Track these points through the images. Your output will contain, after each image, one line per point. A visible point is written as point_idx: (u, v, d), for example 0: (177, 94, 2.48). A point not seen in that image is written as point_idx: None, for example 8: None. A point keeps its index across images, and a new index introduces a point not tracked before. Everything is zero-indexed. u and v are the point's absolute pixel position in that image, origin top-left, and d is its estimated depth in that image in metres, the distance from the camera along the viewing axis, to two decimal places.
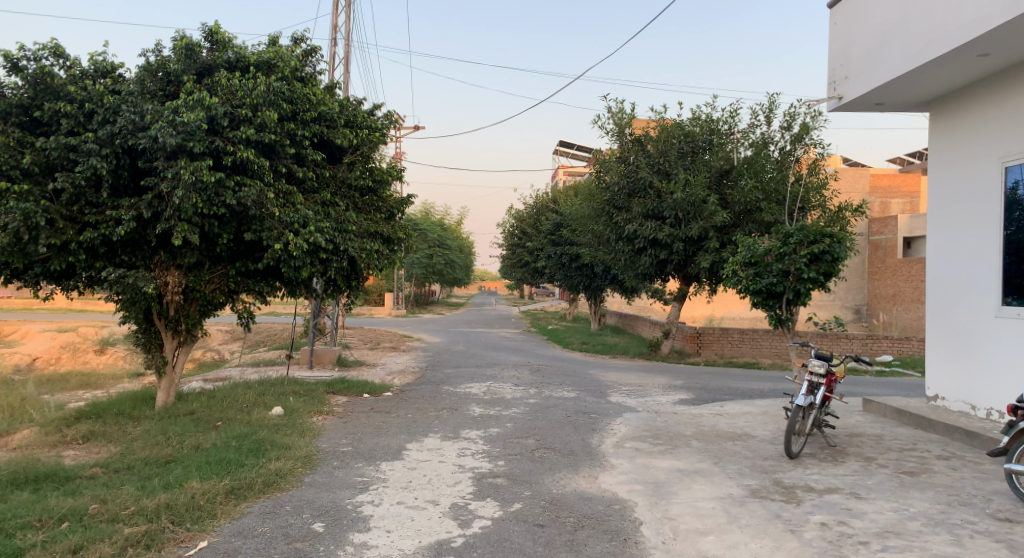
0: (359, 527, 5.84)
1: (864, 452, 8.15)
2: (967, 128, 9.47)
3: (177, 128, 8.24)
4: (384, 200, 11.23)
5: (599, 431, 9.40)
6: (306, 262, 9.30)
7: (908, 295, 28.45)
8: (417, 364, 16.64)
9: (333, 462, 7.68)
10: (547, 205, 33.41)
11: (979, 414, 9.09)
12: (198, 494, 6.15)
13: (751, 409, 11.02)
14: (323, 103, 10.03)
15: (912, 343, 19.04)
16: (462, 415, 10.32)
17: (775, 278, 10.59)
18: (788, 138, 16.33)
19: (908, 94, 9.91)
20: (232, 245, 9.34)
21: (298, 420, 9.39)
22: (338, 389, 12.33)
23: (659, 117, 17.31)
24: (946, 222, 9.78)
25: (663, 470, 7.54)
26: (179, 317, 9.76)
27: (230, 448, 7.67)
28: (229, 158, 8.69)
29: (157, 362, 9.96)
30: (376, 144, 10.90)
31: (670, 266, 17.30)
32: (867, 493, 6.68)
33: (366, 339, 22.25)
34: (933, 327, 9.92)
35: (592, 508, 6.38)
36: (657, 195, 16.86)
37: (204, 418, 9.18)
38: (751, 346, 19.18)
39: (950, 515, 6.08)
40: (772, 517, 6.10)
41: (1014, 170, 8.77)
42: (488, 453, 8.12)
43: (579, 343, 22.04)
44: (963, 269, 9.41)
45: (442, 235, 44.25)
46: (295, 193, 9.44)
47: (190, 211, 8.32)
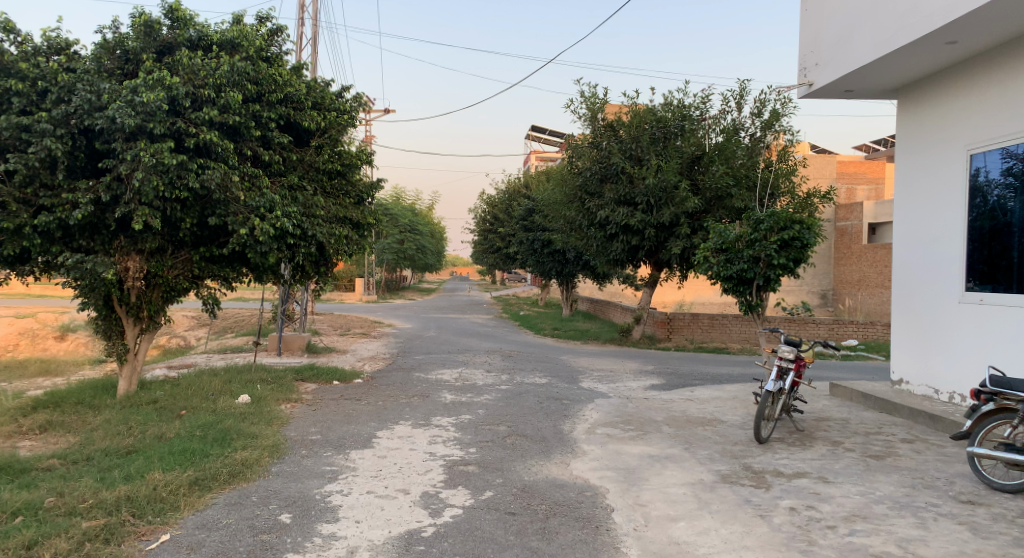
0: (328, 518, 5.73)
1: (832, 436, 8.21)
2: (934, 115, 9.53)
3: (136, 108, 7.98)
4: (353, 184, 11.08)
5: (571, 417, 9.38)
6: (273, 247, 9.13)
7: (872, 280, 28.90)
8: (387, 350, 16.49)
9: (301, 451, 7.54)
10: (520, 191, 33.29)
11: (942, 398, 9.22)
12: (160, 486, 5.99)
13: (721, 393, 11.08)
14: (290, 84, 9.81)
15: (877, 327, 19.35)
16: (432, 402, 10.24)
17: (746, 264, 10.60)
18: (758, 124, 16.55)
19: (878, 81, 9.95)
20: (196, 230, 9.11)
21: (266, 408, 9.22)
22: (307, 376, 12.15)
23: (632, 102, 17.27)
24: (913, 208, 9.87)
25: (634, 456, 7.53)
26: (141, 303, 9.52)
27: (195, 438, 7.50)
28: (192, 140, 8.45)
29: (118, 350, 9.70)
30: (344, 127, 10.71)
31: (642, 252, 17.33)
32: (835, 477, 6.72)
33: (335, 325, 22.02)
34: (899, 312, 10.02)
35: (564, 495, 6.33)
36: (630, 181, 16.85)
37: (168, 407, 8.99)
38: (720, 331, 19.33)
39: (915, 498, 6.14)
40: (743, 502, 6.10)
41: (979, 157, 8.83)
42: (459, 441, 8.04)
43: (551, 329, 22.06)
44: (929, 255, 9.49)
45: (414, 220, 43.93)
46: (260, 176, 9.24)
47: (151, 194, 8.07)
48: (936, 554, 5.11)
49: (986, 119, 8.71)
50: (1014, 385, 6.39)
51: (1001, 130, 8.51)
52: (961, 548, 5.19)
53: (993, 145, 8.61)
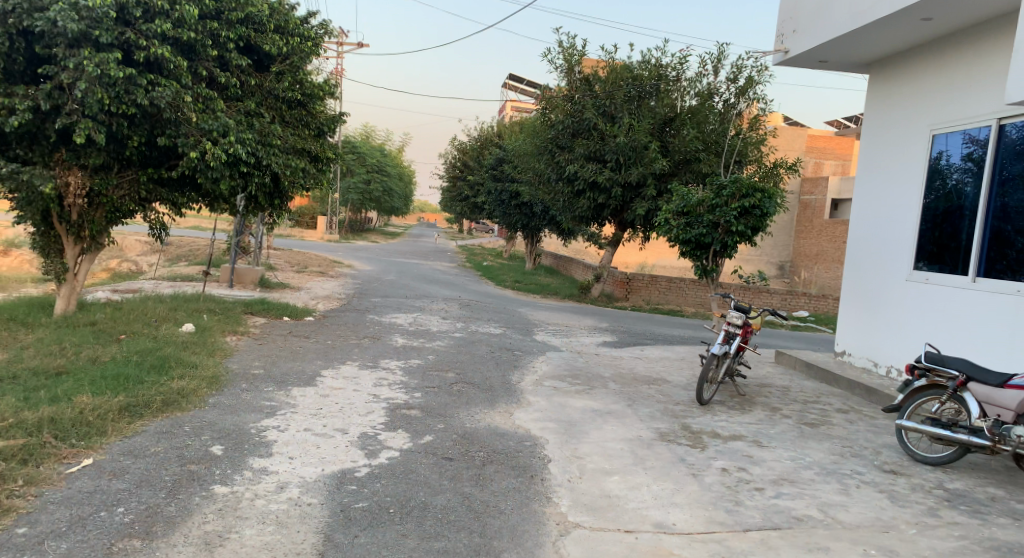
0: (261, 452, 5.65)
1: (771, 402, 8.34)
2: (903, 92, 9.52)
3: (81, 13, 7.67)
4: (314, 116, 10.78)
5: (519, 368, 9.38)
6: (224, 174, 8.88)
7: (829, 255, 29.33)
8: (343, 290, 16.31)
9: (242, 384, 7.41)
10: (491, 139, 32.90)
11: (880, 372, 9.42)
12: (88, 410, 5.84)
13: (670, 354, 11.19)
14: (252, 4, 9.36)
15: (828, 301, 19.71)
16: (383, 344, 10.15)
17: (705, 229, 10.60)
18: (733, 90, 16.08)
19: (851, 53, 9.90)
20: (143, 149, 8.82)
21: (210, 339, 9.06)
22: (256, 310, 11.95)
23: (609, 57, 16.97)
24: (872, 183, 9.94)
25: (577, 409, 7.57)
26: (82, 222, 9.24)
27: (131, 364, 7.33)
28: (141, 53, 8.11)
29: (57, 268, 9.43)
30: (307, 55, 10.33)
31: (607, 211, 17.28)
32: (769, 441, 6.83)
33: (293, 262, 21.68)
34: (848, 286, 10.17)
35: (502, 443, 6.33)
36: (601, 137, 16.69)
37: (107, 330, 8.79)
38: (677, 295, 19.51)
39: (842, 466, 6.27)
40: (677, 460, 6.17)
41: (940, 139, 8.87)
42: (404, 384, 7.99)
43: (511, 281, 22.02)
44: (883, 231, 9.59)
45: (382, 161, 43.17)
46: (215, 98, 8.93)
47: (95, 107, 7.79)
48: (856, 520, 5.23)
49: (952, 100, 8.72)
50: (947, 362, 6.51)
51: (965, 112, 8.53)
52: (879, 515, 5.31)
53: (955, 127, 8.64)
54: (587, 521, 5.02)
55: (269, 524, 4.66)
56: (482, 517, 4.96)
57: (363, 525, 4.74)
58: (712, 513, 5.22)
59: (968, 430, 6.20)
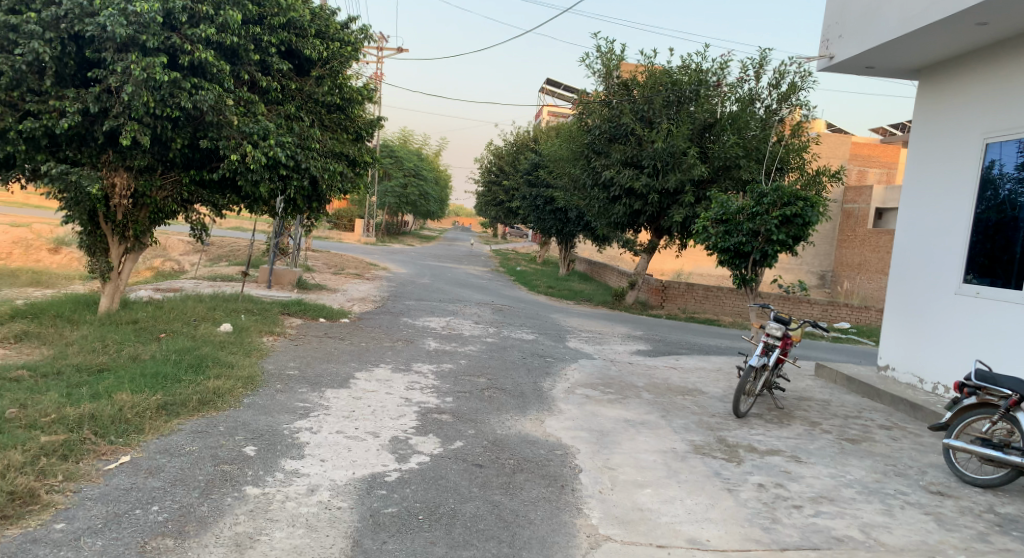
0: (293, 454, 5.67)
1: (810, 417, 8.15)
2: (952, 100, 9.29)
3: (129, 18, 7.83)
4: (353, 120, 10.89)
5: (552, 375, 9.31)
6: (264, 176, 9.00)
7: (872, 265, 28.71)
8: (378, 293, 16.42)
9: (276, 385, 7.47)
10: (527, 144, 32.93)
11: (925, 388, 9.16)
12: (126, 407, 5.93)
13: (706, 364, 11.03)
14: (293, 9, 9.51)
15: (871, 312, 19.29)
16: (416, 348, 10.17)
17: (744, 238, 10.43)
18: (775, 96, 16.07)
19: (899, 60, 9.68)
20: (187, 152, 8.98)
21: (246, 339, 9.16)
22: (293, 311, 12.07)
23: (648, 61, 16.85)
24: (919, 194, 9.70)
25: (610, 419, 7.48)
26: (127, 222, 9.38)
27: (169, 362, 7.44)
28: (186, 57, 8.26)
29: (102, 267, 9.59)
30: (347, 59, 10.44)
31: (643, 218, 17.14)
32: (807, 457, 6.67)
33: (330, 264, 21.92)
34: (893, 298, 9.92)
35: (534, 451, 6.27)
36: (638, 143, 16.57)
37: (148, 328, 8.96)
38: (713, 303, 19.25)
39: (884, 485, 6.09)
40: (712, 474, 6.05)
41: (994, 148, 8.62)
42: (437, 389, 7.98)
43: (546, 286, 21.95)
44: (931, 243, 9.33)
45: (419, 164, 43.41)
46: (257, 102, 9.07)
47: (142, 110, 7.96)
48: (898, 542, 5.07)
49: (1007, 108, 8.47)
50: (999, 380, 6.29)
51: (1020, 121, 8.28)
52: (923, 538, 5.14)
53: (1010, 136, 8.40)
54: (618, 535, 4.93)
55: (299, 527, 4.68)
56: (512, 527, 4.91)
57: (392, 531, 4.72)
58: (747, 530, 5.10)
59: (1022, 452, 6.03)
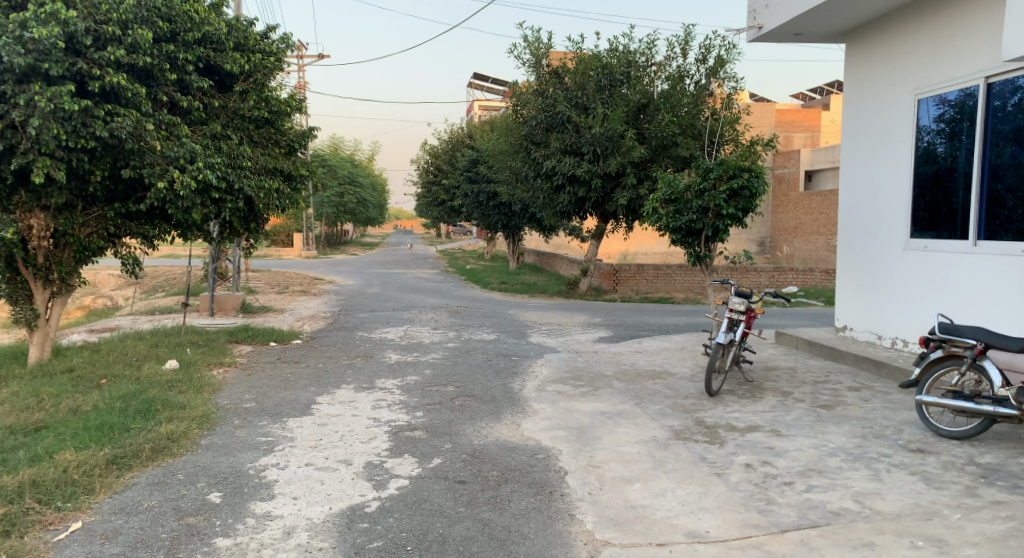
0: (262, 495, 5.32)
1: (781, 387, 8.11)
2: (882, 58, 9.36)
3: (27, 45, 7.35)
4: (283, 134, 10.50)
5: (520, 374, 9.10)
6: (196, 202, 8.52)
7: (808, 227, 29.29)
8: (328, 308, 15.94)
9: (234, 420, 7.06)
10: (464, 141, 32.63)
11: (885, 344, 9.24)
12: (72, 467, 5.50)
13: (669, 345, 10.96)
14: (207, 23, 9.06)
15: (816, 274, 19.62)
16: (376, 363, 9.82)
17: (695, 215, 10.35)
18: (704, 71, 16.30)
19: (826, 24, 9.74)
20: (108, 183, 8.51)
21: (195, 375, 8.68)
22: (241, 338, 11.55)
23: (576, 48, 16.74)
24: (858, 154, 9.77)
25: (585, 414, 7.30)
26: (50, 264, 8.86)
27: (115, 411, 6.97)
28: (95, 83, 7.79)
29: (27, 315, 9.01)
30: (271, 70, 10.02)
31: (588, 204, 17.02)
32: (788, 429, 6.59)
33: (273, 283, 21.26)
34: (845, 259, 9.98)
35: (515, 459, 6.05)
36: (576, 130, 16.45)
37: (87, 376, 8.42)
38: (665, 282, 19.33)
39: (867, 449, 6.04)
40: (697, 460, 5.93)
41: (926, 103, 8.70)
42: (404, 404, 7.67)
43: (497, 283, 21.69)
44: (876, 202, 9.40)
45: (353, 172, 42.63)
46: (179, 124, 8.58)
47: (52, 143, 7.48)
48: (893, 508, 5.00)
49: (935, 62, 8.55)
50: (963, 332, 6.32)
51: (947, 73, 8.38)
52: (916, 500, 5.10)
53: (939, 89, 8.48)
54: (616, 538, 4.75)
55: None
56: (506, 545, 4.67)
57: None
58: (745, 515, 4.97)
59: (993, 401, 6.01)
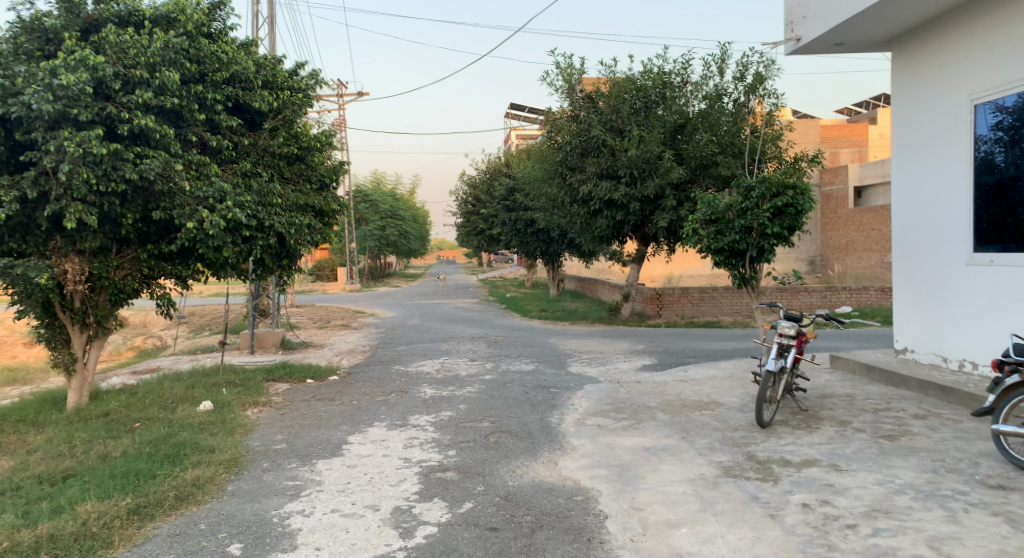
0: (284, 546, 5.07)
1: (839, 416, 7.58)
2: (931, 64, 8.89)
3: (56, 93, 7.33)
4: (315, 169, 10.43)
5: (559, 407, 8.71)
6: (227, 241, 8.40)
7: (859, 244, 28.31)
8: (366, 342, 15.79)
9: (262, 463, 6.84)
10: (501, 170, 32.59)
11: (951, 367, 8.62)
12: (91, 519, 5.33)
13: (717, 373, 10.43)
14: (236, 62, 9.06)
15: (871, 293, 18.81)
16: (411, 398, 9.55)
17: (738, 235, 9.90)
18: (742, 88, 15.87)
19: (869, 32, 9.30)
20: (140, 226, 8.47)
21: (228, 416, 8.51)
22: (278, 375, 11.40)
23: (610, 71, 16.51)
24: (910, 166, 9.24)
25: (627, 450, 6.89)
26: (86, 308, 8.83)
27: (144, 456, 6.81)
28: (124, 126, 7.75)
29: (65, 360, 8.97)
30: (300, 106, 9.99)
31: (627, 227, 16.64)
32: (848, 464, 6.08)
33: (315, 318, 21.31)
34: (902, 277, 9.41)
35: (551, 502, 5.68)
36: (611, 153, 16.15)
37: (122, 420, 8.33)
38: (711, 305, 18.76)
39: (940, 485, 5.52)
40: (749, 499, 5.48)
41: (983, 108, 8.19)
42: (437, 442, 7.36)
43: (538, 310, 21.33)
44: (933, 215, 8.84)
45: (395, 205, 42.90)
46: (209, 163, 8.53)
47: (83, 188, 7.45)
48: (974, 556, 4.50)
49: (990, 65, 8.07)
50: None
51: (1005, 76, 7.88)
52: (1001, 547, 4.58)
53: (997, 93, 7.99)
54: None
55: None
56: None
57: None
58: None
59: None
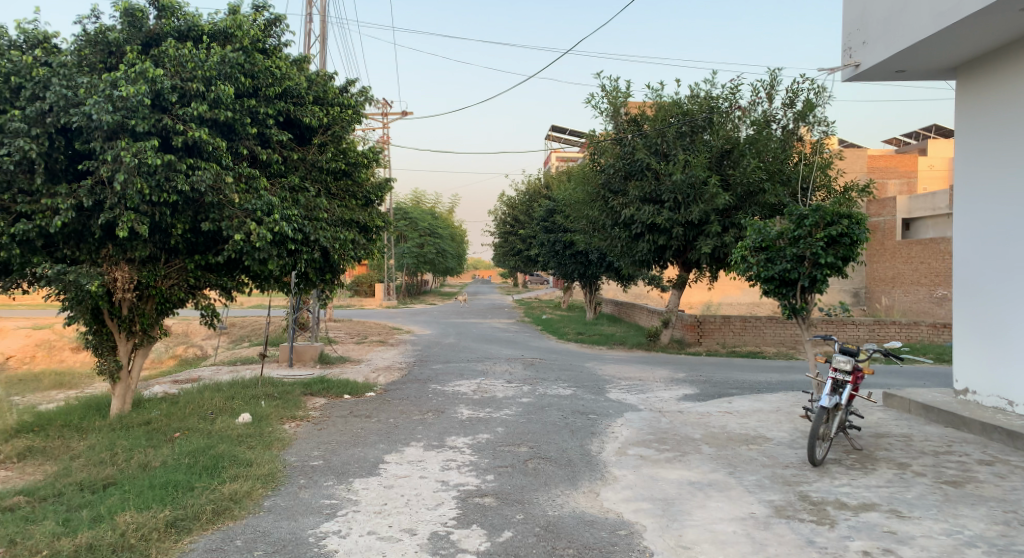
0: None
1: (896, 457, 7.25)
2: (998, 95, 8.61)
3: (116, 104, 7.42)
4: (361, 185, 10.44)
5: (599, 435, 8.50)
6: (272, 253, 8.38)
7: (906, 277, 27.55)
8: (403, 359, 15.72)
9: (299, 480, 6.75)
10: (541, 191, 32.57)
11: (1017, 411, 8.23)
12: (129, 530, 5.28)
13: (763, 405, 10.12)
14: (289, 78, 9.13)
15: (921, 328, 18.25)
16: (448, 418, 9.41)
17: (790, 264, 9.63)
18: (791, 115, 15.61)
19: (933, 59, 9.03)
20: (189, 236, 8.50)
21: (267, 429, 8.46)
22: (316, 390, 11.37)
23: (656, 95, 16.37)
24: (974, 199, 8.92)
25: (672, 483, 6.66)
26: (133, 316, 8.86)
27: (182, 467, 6.77)
28: (179, 138, 7.80)
29: (111, 367, 9.02)
30: (349, 123, 10.01)
31: (669, 252, 16.39)
32: (910, 510, 5.79)
33: (352, 333, 21.34)
34: (963, 314, 9.05)
35: (594, 535, 5.48)
36: (655, 177, 15.96)
37: (162, 429, 8.33)
38: (753, 334, 18.37)
39: (1013, 540, 5.21)
40: (804, 543, 5.23)
41: None
42: (475, 466, 7.20)
43: (574, 333, 21.09)
44: (999, 250, 8.50)
45: (434, 223, 43.06)
46: (258, 176, 8.57)
47: (136, 198, 7.49)
48: None
49: None
50: None
51: None
52: None
53: None
54: None
55: None
56: None
57: None
58: None
59: None
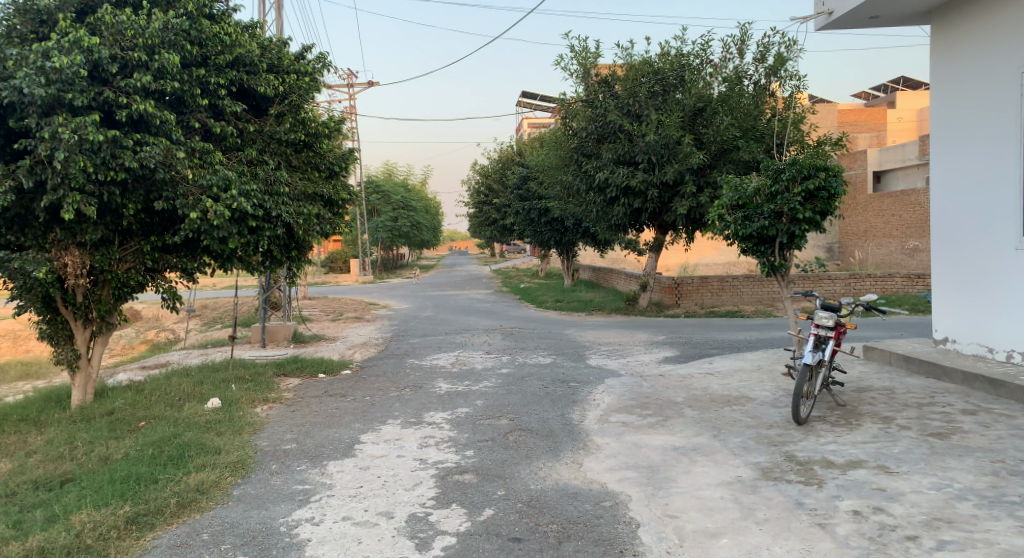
0: None
1: (881, 412, 7.12)
2: (976, 37, 8.35)
3: (49, 76, 6.96)
4: (323, 157, 10.02)
5: (580, 403, 8.30)
6: (232, 231, 8.03)
7: (878, 230, 27.60)
8: (380, 335, 15.40)
9: (271, 466, 6.48)
10: (514, 158, 32.14)
11: (997, 358, 8.15)
12: (86, 529, 4.99)
13: (744, 365, 9.99)
14: (239, 45, 8.66)
15: (896, 279, 18.25)
16: (425, 393, 9.17)
17: (767, 221, 9.42)
18: (763, 70, 15.35)
19: (907, 4, 8.78)
20: (142, 216, 8.11)
21: (236, 414, 8.15)
22: (289, 370, 11.05)
23: (626, 54, 16.00)
24: (951, 144, 8.75)
25: (656, 449, 6.48)
26: (89, 303, 8.46)
27: (146, 459, 6.45)
28: (122, 111, 7.38)
29: (68, 356, 8.62)
30: (307, 91, 9.55)
31: (645, 215, 16.14)
32: (898, 465, 5.65)
33: (326, 310, 20.92)
34: (943, 263, 8.91)
35: (578, 509, 5.28)
36: (629, 139, 15.65)
37: (126, 419, 7.99)
38: (731, 294, 18.27)
39: (1003, 490, 5.09)
40: (793, 506, 5.07)
41: None
42: (454, 442, 6.97)
43: (552, 301, 20.87)
44: (979, 196, 8.33)
45: (407, 195, 42.41)
46: (212, 150, 8.15)
47: (80, 177, 7.08)
48: None
49: None
50: None
51: None
52: None
53: None
54: None
55: None
56: None
57: None
58: None
59: None
